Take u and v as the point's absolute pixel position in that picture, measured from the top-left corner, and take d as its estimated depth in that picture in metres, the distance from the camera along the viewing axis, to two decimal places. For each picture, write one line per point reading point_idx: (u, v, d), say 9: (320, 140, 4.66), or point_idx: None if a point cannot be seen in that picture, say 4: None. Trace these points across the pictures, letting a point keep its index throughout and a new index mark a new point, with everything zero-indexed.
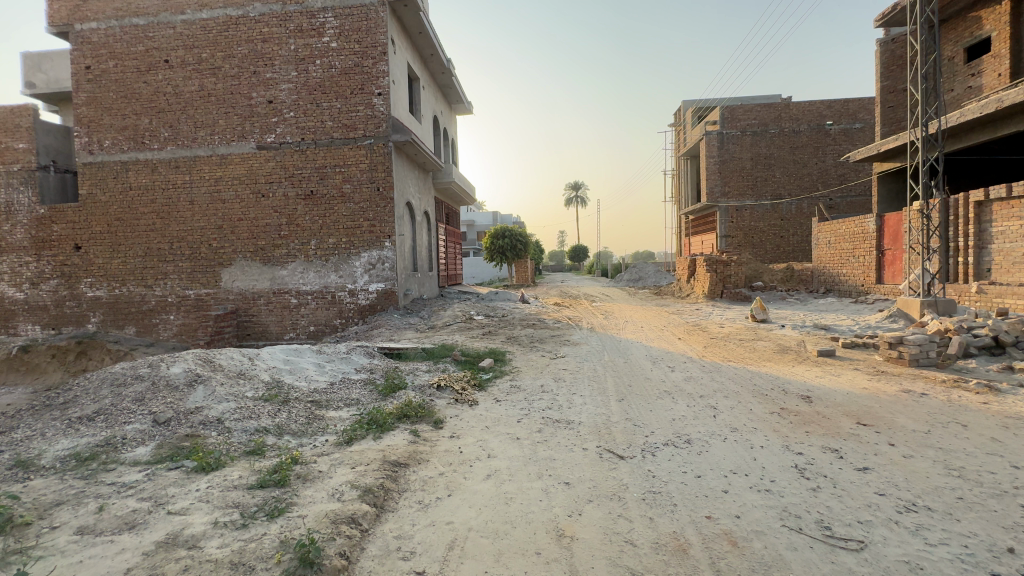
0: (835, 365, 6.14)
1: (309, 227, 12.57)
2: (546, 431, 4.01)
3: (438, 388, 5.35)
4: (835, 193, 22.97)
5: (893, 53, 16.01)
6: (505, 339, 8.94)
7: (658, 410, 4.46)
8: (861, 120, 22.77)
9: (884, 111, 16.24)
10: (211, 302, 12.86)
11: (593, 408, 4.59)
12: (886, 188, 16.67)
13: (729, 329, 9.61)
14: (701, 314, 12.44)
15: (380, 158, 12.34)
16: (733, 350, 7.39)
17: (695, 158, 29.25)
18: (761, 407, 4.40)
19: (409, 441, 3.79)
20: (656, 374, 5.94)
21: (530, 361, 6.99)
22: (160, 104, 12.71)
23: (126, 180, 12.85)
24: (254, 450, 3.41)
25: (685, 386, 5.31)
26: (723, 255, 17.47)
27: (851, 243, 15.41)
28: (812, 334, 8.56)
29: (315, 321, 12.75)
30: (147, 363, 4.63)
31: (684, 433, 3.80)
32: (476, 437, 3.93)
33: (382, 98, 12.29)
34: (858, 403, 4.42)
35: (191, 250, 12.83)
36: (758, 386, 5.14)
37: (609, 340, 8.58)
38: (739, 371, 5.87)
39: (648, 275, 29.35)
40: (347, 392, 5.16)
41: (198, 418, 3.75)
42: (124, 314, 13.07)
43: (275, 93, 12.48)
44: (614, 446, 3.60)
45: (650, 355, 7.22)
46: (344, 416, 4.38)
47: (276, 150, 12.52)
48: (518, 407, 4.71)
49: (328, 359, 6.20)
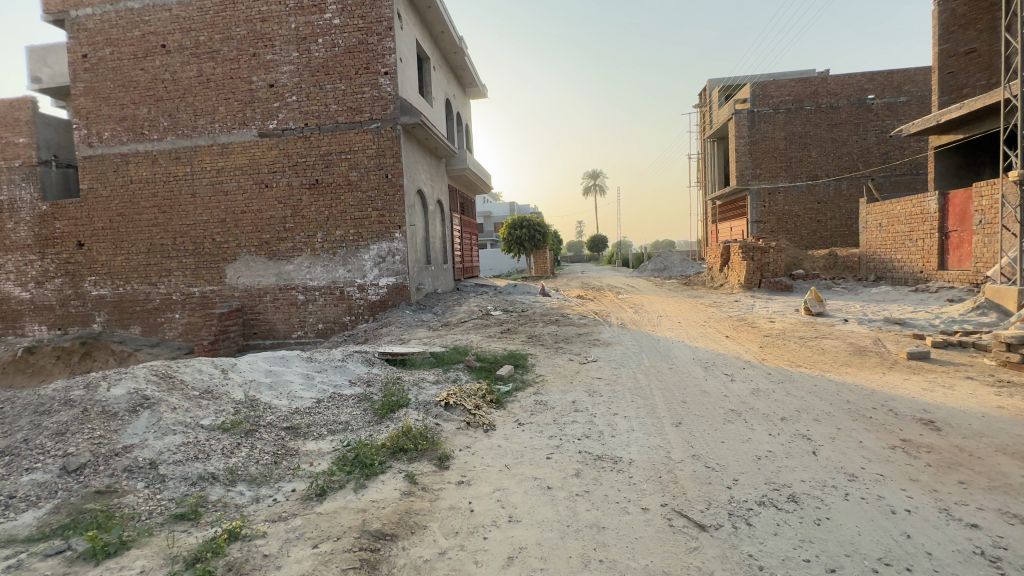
0: (940, 372, 4.95)
1: (315, 218, 11.71)
2: (587, 476, 2.96)
3: (447, 405, 4.35)
4: (877, 173, 21.20)
5: (954, 12, 14.19)
6: (525, 339, 7.89)
7: (731, 441, 3.39)
8: (906, 93, 20.89)
9: (943, 79, 14.52)
10: (216, 300, 12.16)
11: (643, 438, 3.51)
12: (944, 163, 15.03)
13: (782, 325, 8.40)
14: (742, 307, 11.20)
15: (388, 142, 11.39)
16: (796, 352, 6.21)
17: (723, 139, 27.55)
18: (875, 439, 3.28)
19: (401, 494, 2.80)
20: (713, 386, 4.80)
21: (556, 366, 5.98)
22: (158, 92, 11.96)
23: (126, 174, 12.18)
24: (185, 513, 2.46)
25: (757, 403, 4.18)
26: (760, 241, 16.05)
27: (907, 225, 13.83)
28: (886, 330, 7.32)
29: (323, 318, 11.92)
30: (85, 383, 3.75)
31: (784, 483, 2.71)
32: (494, 486, 2.92)
33: (389, 77, 11.29)
34: (1010, 434, 3.25)
35: (194, 245, 12.12)
36: (855, 406, 3.98)
37: (645, 340, 7.51)
38: (820, 381, 4.72)
39: (674, 263, 27.86)
40: (335, 413, 4.21)
41: (122, 463, 2.82)
42: (129, 313, 12.48)
43: (276, 76, 11.58)
44: (687, 507, 2.54)
45: (699, 359, 6.07)
46: (325, 450, 3.42)
47: (278, 138, 11.66)
48: (546, 436, 3.67)
49: (318, 368, 5.27)
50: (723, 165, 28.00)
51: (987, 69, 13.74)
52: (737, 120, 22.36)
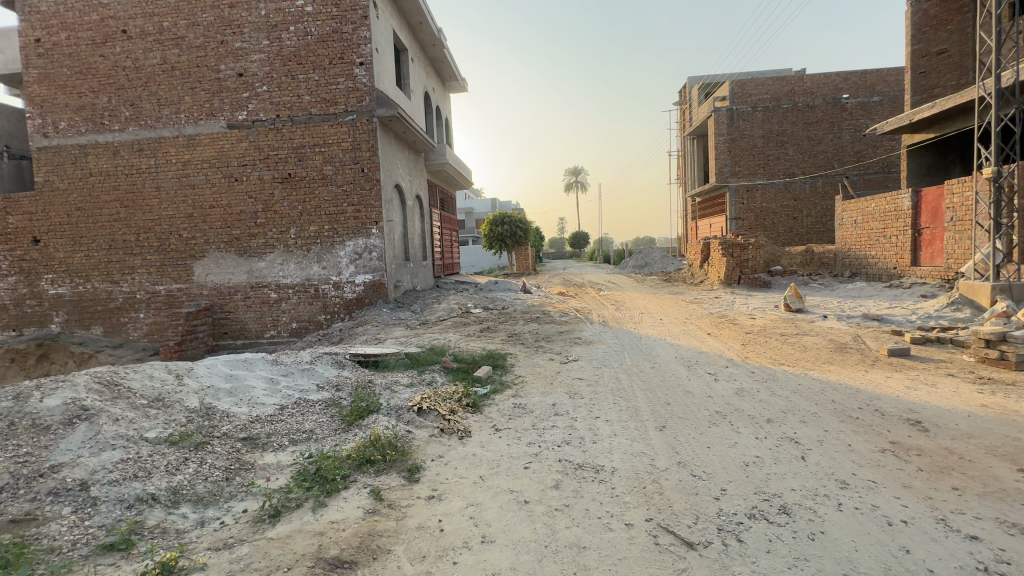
0: (922, 369, 4.91)
1: (288, 214, 11.26)
2: (567, 488, 2.77)
3: (420, 411, 4.11)
4: (851, 171, 21.58)
5: (925, 13, 14.42)
6: (505, 338, 7.68)
7: (717, 446, 3.24)
8: (879, 92, 21.29)
9: (915, 78, 14.77)
10: (184, 298, 11.62)
11: (626, 444, 3.33)
12: (915, 162, 15.33)
13: (762, 321, 8.37)
14: (723, 303, 11.20)
15: (364, 136, 11.01)
16: (779, 350, 6.14)
17: (702, 137, 27.74)
18: (864, 442, 3.16)
19: (364, 513, 2.55)
20: (696, 386, 4.66)
21: (536, 366, 5.79)
22: (119, 80, 11.30)
23: (85, 166, 11.52)
24: (115, 543, 2.18)
25: (742, 404, 4.05)
26: (740, 238, 16.14)
27: (881, 222, 14.05)
28: (865, 326, 7.34)
29: (297, 317, 11.49)
30: (16, 394, 3.40)
31: (774, 493, 2.55)
32: (467, 500, 2.71)
33: (364, 68, 10.91)
34: (997, 434, 3.17)
35: (159, 242, 11.54)
36: (841, 406, 3.88)
37: (626, 338, 7.37)
38: (804, 380, 4.64)
39: (655, 259, 27.97)
40: (299, 421, 3.93)
41: (47, 485, 2.51)
42: (90, 313, 11.83)
43: (245, 65, 11.07)
44: (673, 521, 2.36)
45: (681, 357, 5.94)
46: (284, 464, 3.15)
47: (248, 130, 11.16)
48: (525, 443, 3.46)
49: (284, 372, 4.96)
50: (702, 163, 28.20)
51: (958, 69, 14.01)
52: (716, 118, 22.51)
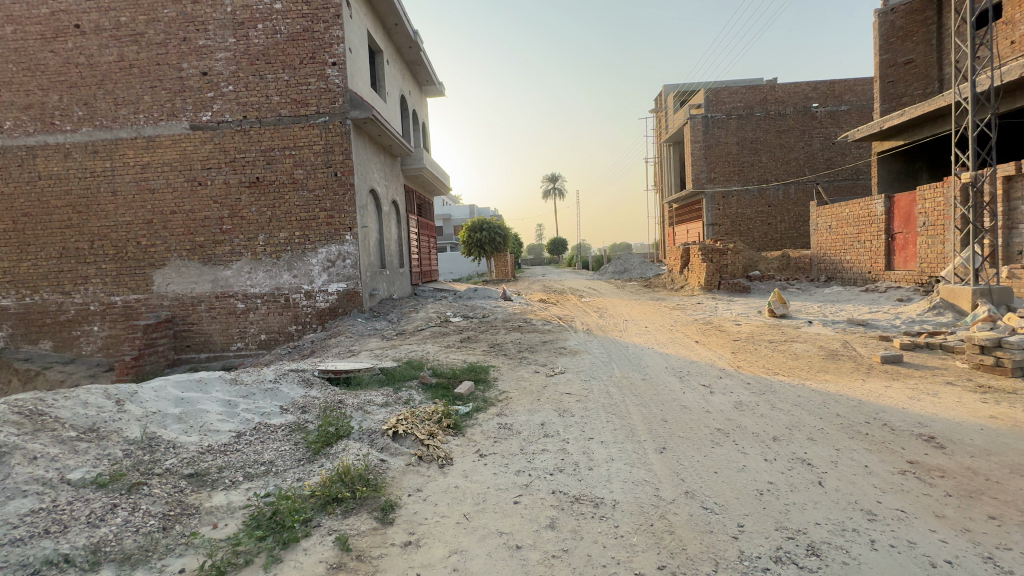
0: (919, 377, 4.75)
1: (256, 220, 10.67)
2: (564, 527, 2.43)
3: (395, 435, 3.70)
4: (822, 178, 22.02)
5: (893, 24, 14.81)
6: (486, 349, 7.29)
7: (726, 471, 2.94)
8: (847, 102, 21.78)
9: (883, 87, 15.11)
10: (142, 310, 10.87)
11: (625, 471, 3.01)
12: (886, 168, 15.68)
13: (748, 328, 8.22)
14: (706, 309, 11.07)
15: (337, 138, 10.53)
16: (770, 358, 5.93)
17: (679, 144, 28.04)
18: (881, 463, 2.92)
19: (327, 570, 2.16)
20: (693, 400, 4.38)
21: (521, 380, 5.44)
22: (71, 77, 10.55)
23: (33, 169, 10.70)
24: None
25: (744, 420, 3.78)
26: (718, 244, 16.20)
27: (855, 227, 14.25)
28: (850, 331, 7.27)
29: (266, 329, 10.86)
30: None
31: (798, 530, 2.27)
32: (450, 547, 2.33)
33: (337, 68, 10.46)
34: (1017, 451, 2.98)
35: (115, 249, 10.78)
36: (846, 421, 3.65)
37: (613, 347, 7.10)
38: (803, 392, 4.41)
39: (634, 265, 28.00)
40: (258, 450, 3.48)
41: None
42: (38, 326, 10.94)
43: (209, 63, 10.47)
44: (689, 570, 2.05)
45: (672, 368, 5.67)
46: (235, 506, 2.71)
47: (212, 131, 10.54)
48: (513, 472, 3.10)
49: (244, 394, 4.47)
50: (678, 169, 28.47)
51: (924, 79, 14.37)
52: (692, 125, 22.75)
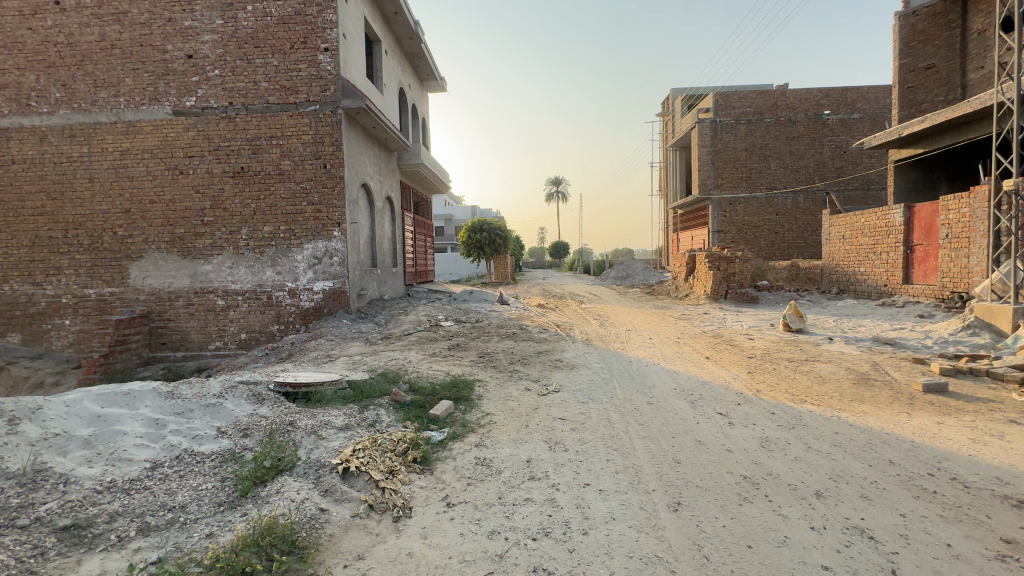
0: (976, 414, 4.01)
1: (239, 212, 9.99)
2: None
3: (346, 473, 3.00)
4: (832, 186, 21.29)
5: (914, 27, 14.11)
6: (474, 360, 6.60)
7: (767, 545, 2.23)
8: (859, 109, 21.08)
9: (903, 93, 14.39)
10: (117, 304, 10.19)
11: (630, 538, 2.32)
12: (903, 178, 14.98)
13: (763, 343, 7.50)
14: (714, 321, 10.34)
15: (327, 128, 9.86)
16: (793, 382, 5.21)
17: (685, 149, 27.37)
18: (968, 541, 2.22)
19: None
20: (711, 434, 3.67)
21: (509, 399, 4.72)
22: (49, 57, 9.87)
23: (6, 153, 10.05)
24: None
25: (776, 466, 3.07)
26: (727, 252, 15.50)
27: (871, 238, 13.55)
28: (876, 352, 6.54)
29: (247, 328, 10.16)
30: None
31: None
32: None
33: (328, 54, 9.79)
34: None
35: (90, 240, 10.11)
36: (904, 471, 2.94)
37: (614, 362, 6.39)
38: (844, 429, 3.69)
39: (637, 271, 27.29)
40: (171, 488, 2.78)
41: None
42: (7, 319, 10.26)
43: (195, 46, 9.81)
44: None
45: (683, 390, 4.96)
46: None
47: (196, 117, 9.88)
48: (485, 534, 2.41)
49: (179, 412, 3.76)
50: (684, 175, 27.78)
51: (946, 85, 13.64)
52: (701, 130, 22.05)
